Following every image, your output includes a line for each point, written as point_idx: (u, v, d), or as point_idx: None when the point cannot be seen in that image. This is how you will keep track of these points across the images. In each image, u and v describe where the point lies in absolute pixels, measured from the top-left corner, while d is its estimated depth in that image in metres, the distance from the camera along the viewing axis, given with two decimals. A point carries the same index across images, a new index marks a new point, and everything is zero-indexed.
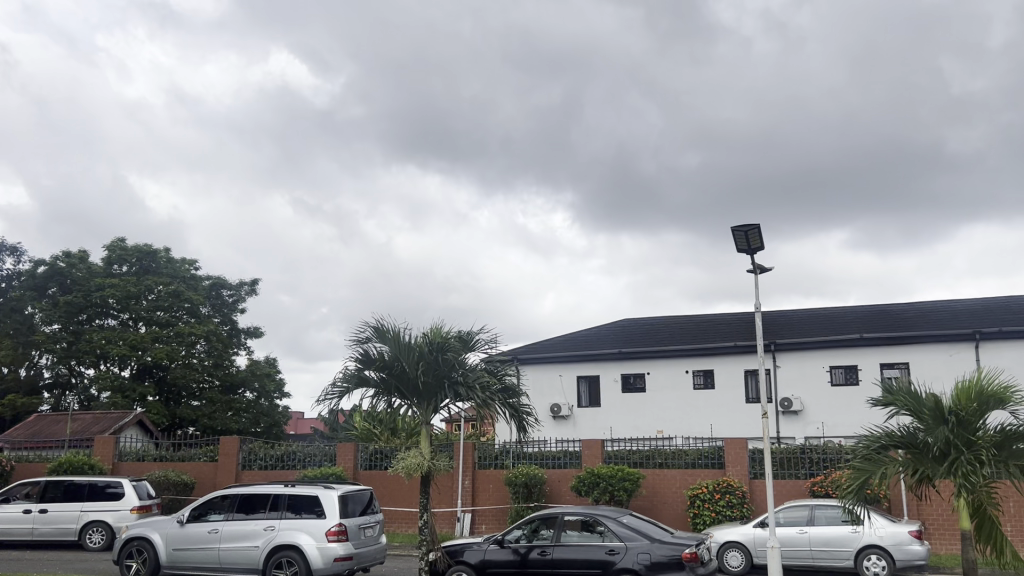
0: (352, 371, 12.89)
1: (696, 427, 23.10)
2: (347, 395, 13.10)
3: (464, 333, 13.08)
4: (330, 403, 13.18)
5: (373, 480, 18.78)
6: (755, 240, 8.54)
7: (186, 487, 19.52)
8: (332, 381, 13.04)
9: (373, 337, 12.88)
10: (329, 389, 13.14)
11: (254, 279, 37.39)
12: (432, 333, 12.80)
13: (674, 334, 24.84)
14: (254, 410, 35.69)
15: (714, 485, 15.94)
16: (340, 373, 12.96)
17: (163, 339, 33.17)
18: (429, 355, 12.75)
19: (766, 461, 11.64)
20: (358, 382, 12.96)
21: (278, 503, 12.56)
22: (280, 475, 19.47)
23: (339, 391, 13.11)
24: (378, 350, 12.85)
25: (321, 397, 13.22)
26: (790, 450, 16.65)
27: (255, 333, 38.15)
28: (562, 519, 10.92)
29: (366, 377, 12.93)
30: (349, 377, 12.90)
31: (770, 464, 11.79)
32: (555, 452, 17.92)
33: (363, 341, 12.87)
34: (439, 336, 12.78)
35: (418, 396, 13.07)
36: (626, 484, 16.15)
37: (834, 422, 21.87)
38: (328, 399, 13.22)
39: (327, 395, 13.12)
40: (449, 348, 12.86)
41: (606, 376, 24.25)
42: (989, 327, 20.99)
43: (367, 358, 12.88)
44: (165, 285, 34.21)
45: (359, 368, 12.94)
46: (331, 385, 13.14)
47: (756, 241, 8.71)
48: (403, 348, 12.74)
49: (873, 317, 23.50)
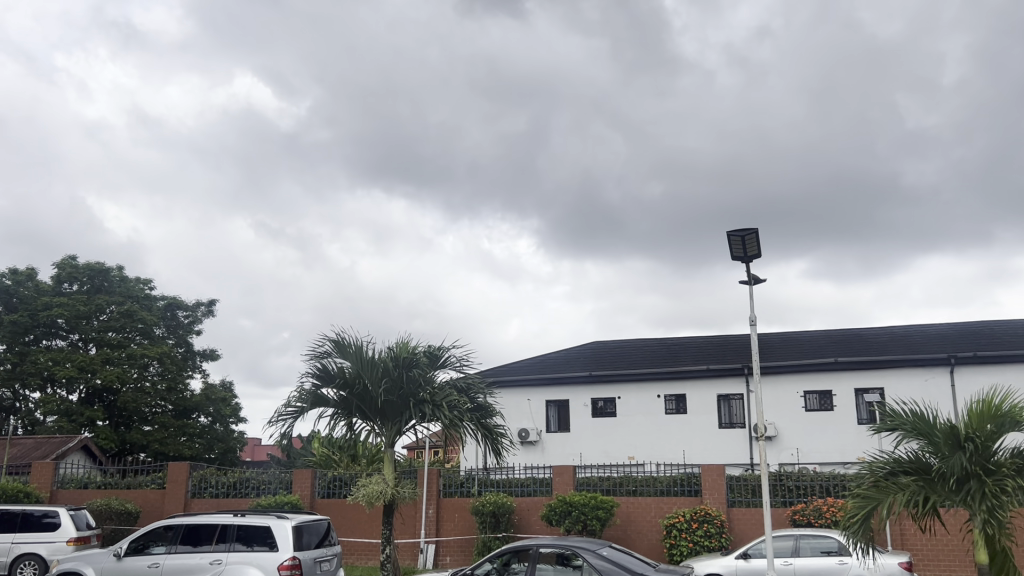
0: (308, 389, 12.02)
1: (669, 453, 22.42)
2: (303, 415, 12.21)
3: (433, 349, 12.36)
4: (285, 423, 12.28)
5: (331, 510, 17.73)
6: (753, 246, 7.86)
7: (131, 516, 18.28)
8: (286, 401, 12.18)
9: (333, 352, 12.07)
10: (284, 408, 12.26)
11: (212, 299, 36.11)
12: (397, 348, 12.03)
13: (645, 358, 24.22)
14: (208, 436, 34.23)
15: (691, 513, 15.22)
16: (295, 392, 12.08)
17: (114, 360, 31.74)
18: (395, 372, 11.97)
19: (764, 488, 10.54)
20: (316, 402, 12.10)
21: (226, 535, 11.57)
22: (232, 503, 18.32)
23: (295, 411, 12.23)
24: (338, 365, 12.04)
25: (275, 417, 12.35)
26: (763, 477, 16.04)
27: (211, 356, 36.76)
28: (537, 552, 10.07)
29: (325, 396, 12.08)
30: (305, 397, 12.01)
31: (769, 492, 10.70)
32: (523, 480, 17.09)
33: (321, 355, 12.06)
34: (405, 351, 12.03)
35: (381, 417, 12.24)
36: (599, 513, 15.35)
37: (809, 448, 21.32)
38: (282, 419, 12.34)
39: (281, 415, 12.22)
40: (416, 365, 12.09)
41: (576, 401, 23.52)
42: (963, 352, 20.69)
43: (326, 374, 12.05)
44: (117, 305, 32.83)
45: (316, 386, 12.08)
46: (285, 404, 12.26)
47: (753, 251, 8.13)
48: (366, 364, 11.97)
49: (844, 341, 23.13)
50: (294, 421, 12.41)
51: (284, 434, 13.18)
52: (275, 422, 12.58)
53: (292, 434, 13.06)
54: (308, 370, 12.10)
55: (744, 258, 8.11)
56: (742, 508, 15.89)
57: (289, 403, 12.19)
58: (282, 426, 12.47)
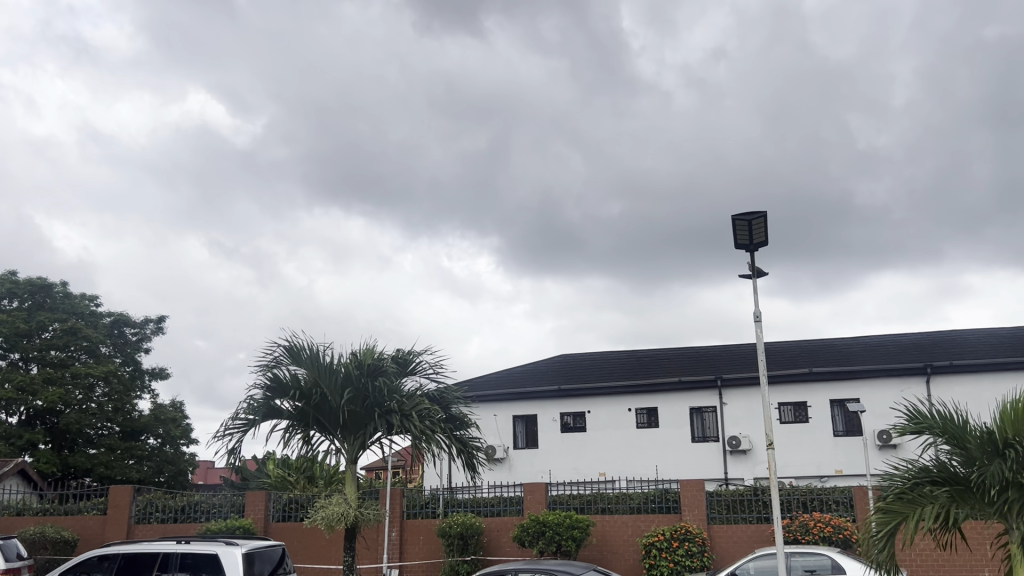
0: (258, 401, 11.00)
1: (641, 469, 21.64)
2: (252, 429, 11.19)
3: (401, 353, 11.47)
4: (232, 439, 11.25)
5: (286, 535, 16.57)
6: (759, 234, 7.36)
7: (68, 545, 16.92)
8: (235, 413, 11.17)
9: (287, 359, 11.09)
10: (232, 421, 11.22)
11: (161, 315, 34.58)
12: (361, 354, 11.12)
13: (614, 370, 23.51)
14: (157, 458, 32.58)
15: (671, 531, 14.42)
16: (244, 403, 11.05)
17: (57, 380, 30.11)
18: (359, 379, 11.05)
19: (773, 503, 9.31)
20: (267, 414, 11.09)
21: (168, 563, 10.48)
22: (178, 529, 17.03)
23: (244, 425, 11.20)
24: (292, 374, 11.06)
25: (222, 432, 11.31)
26: (738, 492, 15.33)
27: (161, 374, 35.16)
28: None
29: (277, 408, 11.07)
30: (255, 409, 10.97)
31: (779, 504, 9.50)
32: (492, 499, 16.15)
33: (274, 362, 11.05)
34: (370, 357, 11.12)
35: (342, 430, 11.25)
36: (575, 532, 14.47)
37: (784, 462, 20.72)
38: (230, 434, 11.29)
39: (227, 429, 11.17)
40: (382, 371, 11.18)
41: (545, 416, 22.65)
42: (939, 361, 20.30)
43: (278, 385, 11.04)
44: (60, 322, 31.18)
45: (267, 397, 11.07)
46: (233, 418, 11.23)
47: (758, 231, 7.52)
48: (326, 372, 11.05)
49: (816, 351, 22.66)
50: (243, 436, 11.37)
51: (233, 452, 12.12)
52: (222, 438, 11.52)
53: (240, 451, 11.99)
54: (258, 379, 11.10)
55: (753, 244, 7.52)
56: (725, 525, 15.14)
57: (237, 416, 11.16)
58: (230, 442, 11.42)
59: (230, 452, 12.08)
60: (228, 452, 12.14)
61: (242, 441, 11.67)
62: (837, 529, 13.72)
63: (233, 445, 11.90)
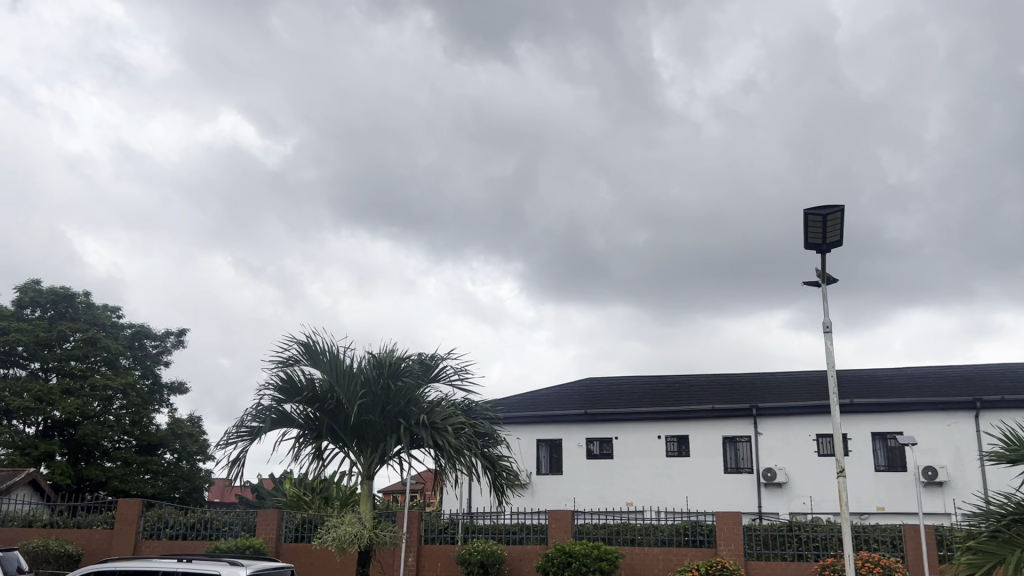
0: (268, 406, 10.35)
1: (671, 500, 20.65)
2: (258, 437, 10.52)
3: (424, 358, 10.80)
4: (239, 447, 10.57)
5: (298, 556, 15.79)
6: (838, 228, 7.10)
7: (71, 559, 16.26)
8: (241, 419, 10.50)
9: (302, 359, 10.46)
10: (238, 429, 10.55)
11: (182, 328, 34.18)
12: (381, 358, 10.46)
13: (642, 395, 22.60)
14: (172, 474, 31.93)
15: (706, 567, 13.50)
16: (252, 409, 10.39)
17: (75, 392, 29.69)
18: (378, 385, 10.38)
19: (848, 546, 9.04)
20: (277, 421, 10.43)
21: None
22: (186, 546, 16.29)
23: (251, 432, 10.52)
24: (306, 377, 10.40)
25: (227, 440, 10.64)
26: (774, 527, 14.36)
27: (180, 389, 34.67)
28: None
29: (288, 414, 10.41)
30: (264, 415, 10.29)
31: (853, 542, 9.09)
32: (513, 526, 15.32)
33: (287, 364, 10.43)
34: (391, 360, 10.46)
35: (357, 441, 10.54)
36: (602, 564, 13.57)
37: (822, 497, 19.66)
38: (235, 443, 10.62)
39: (232, 437, 10.51)
40: (404, 377, 10.49)
41: (570, 441, 21.78)
42: (989, 395, 19.21)
43: (290, 387, 10.39)
44: (81, 332, 30.82)
45: (278, 402, 10.41)
46: (240, 424, 10.56)
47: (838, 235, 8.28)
48: (342, 376, 10.40)
49: (858, 382, 21.64)
50: (249, 445, 10.69)
51: (239, 463, 11.42)
52: (227, 446, 10.85)
53: (245, 461, 11.29)
54: (269, 382, 10.46)
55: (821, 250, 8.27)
56: (763, 561, 14.17)
57: (243, 422, 10.50)
58: (236, 451, 10.75)
59: (236, 463, 11.38)
60: (232, 463, 11.45)
61: (248, 450, 10.99)
62: (886, 570, 12.70)
63: (239, 455, 11.22)
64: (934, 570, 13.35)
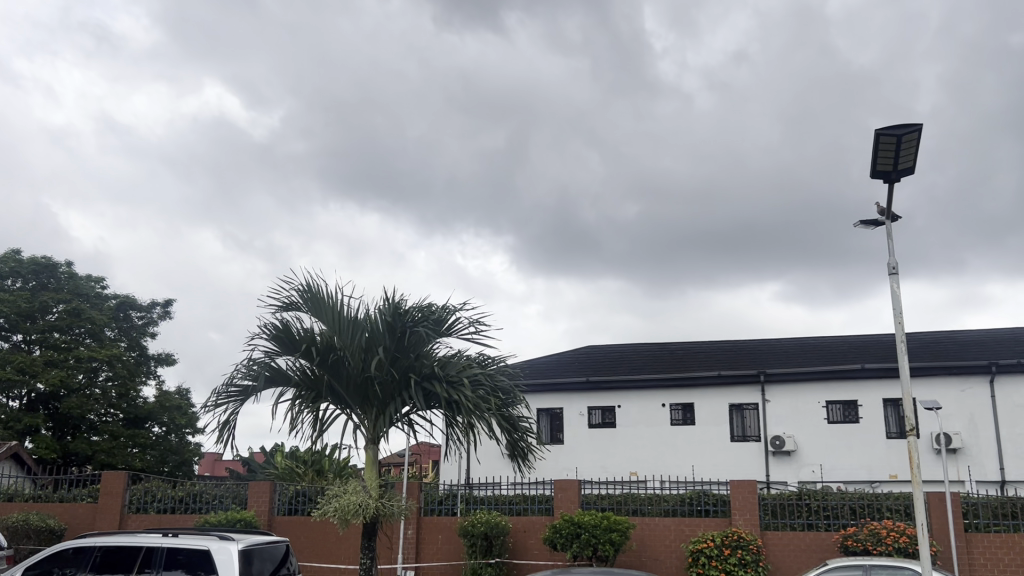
0: (261, 361, 9.62)
1: (675, 468, 20.08)
2: (250, 396, 9.77)
3: (436, 309, 9.92)
4: (229, 408, 9.82)
5: (291, 530, 15.11)
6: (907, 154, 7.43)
7: (53, 535, 15.53)
8: (231, 377, 9.73)
9: (297, 311, 9.72)
10: (227, 387, 9.78)
11: (169, 299, 33.25)
12: (386, 306, 9.68)
13: (645, 362, 21.97)
14: (160, 447, 31.12)
15: (722, 538, 12.85)
16: (243, 365, 9.65)
17: (59, 364, 28.76)
18: (382, 335, 9.67)
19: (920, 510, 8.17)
20: (271, 377, 9.72)
21: (153, 558, 9.03)
22: (176, 521, 15.58)
23: (241, 391, 9.76)
24: (304, 329, 9.67)
25: (215, 400, 9.87)
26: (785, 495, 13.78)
27: (168, 360, 33.82)
28: None
29: (283, 369, 9.70)
30: (256, 372, 9.57)
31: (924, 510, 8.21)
32: (515, 497, 14.66)
33: (282, 315, 9.68)
34: (396, 311, 9.71)
35: (361, 401, 9.83)
36: (613, 536, 12.91)
37: (833, 464, 19.13)
38: (224, 404, 9.87)
39: (220, 397, 9.75)
40: (411, 329, 9.75)
41: (571, 409, 21.14)
42: (1005, 359, 18.61)
43: (285, 338, 9.66)
44: (64, 303, 29.83)
45: (271, 356, 9.69)
46: (228, 383, 9.78)
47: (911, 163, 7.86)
48: (343, 328, 9.66)
49: (867, 347, 21.06)
50: (239, 406, 9.93)
51: (228, 428, 10.62)
52: (215, 407, 10.09)
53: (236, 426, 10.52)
54: (262, 334, 9.72)
55: (887, 181, 7.81)
56: (779, 531, 13.55)
57: (232, 381, 9.74)
58: (225, 412, 10.00)
59: (225, 427, 10.60)
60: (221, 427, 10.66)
61: (236, 412, 10.22)
62: (914, 539, 12.09)
63: (227, 417, 10.45)
64: (960, 538, 12.76)
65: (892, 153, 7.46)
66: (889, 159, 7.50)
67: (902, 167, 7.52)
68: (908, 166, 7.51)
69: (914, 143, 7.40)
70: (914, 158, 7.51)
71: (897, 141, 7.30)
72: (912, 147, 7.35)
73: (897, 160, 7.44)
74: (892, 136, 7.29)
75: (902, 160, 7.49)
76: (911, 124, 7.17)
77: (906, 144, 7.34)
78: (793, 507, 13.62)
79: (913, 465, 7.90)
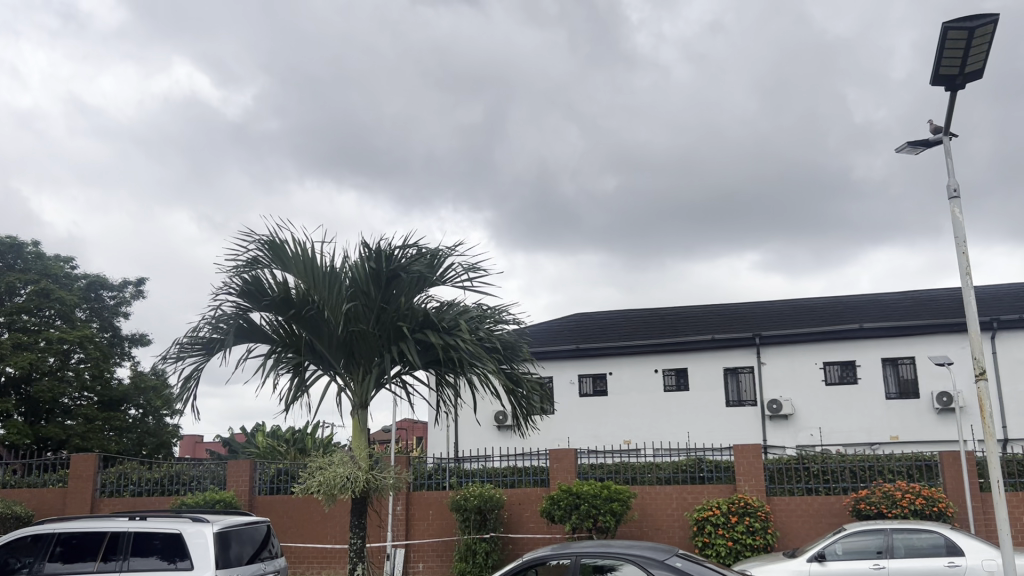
0: (228, 316, 8.84)
1: (670, 435, 19.51)
2: (217, 355, 9.01)
3: (425, 253, 9.09)
4: (194, 367, 9.06)
5: (274, 509, 14.34)
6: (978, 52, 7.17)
7: (21, 521, 14.69)
8: (194, 332, 8.93)
9: (269, 258, 8.91)
10: (190, 345, 8.99)
11: (141, 278, 32.12)
12: (370, 255, 8.88)
13: (635, 328, 21.31)
14: (138, 430, 30.16)
15: (728, 504, 12.25)
16: (206, 321, 8.84)
17: (28, 346, 27.68)
18: (367, 285, 8.91)
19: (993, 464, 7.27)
20: (240, 334, 8.98)
21: (119, 545, 8.25)
22: (153, 503, 14.76)
23: (207, 348, 8.98)
24: (279, 279, 8.88)
25: (178, 360, 9.09)
26: (791, 458, 13.20)
27: (143, 341, 32.73)
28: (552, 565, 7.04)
29: (254, 324, 8.98)
30: (222, 328, 8.79)
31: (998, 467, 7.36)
32: (507, 469, 13.98)
33: (253, 263, 8.87)
34: (384, 260, 8.88)
35: (345, 361, 9.14)
36: (614, 506, 12.29)
37: (832, 427, 18.64)
38: (189, 363, 9.09)
39: (184, 356, 8.97)
40: (399, 278, 8.97)
41: (561, 378, 20.50)
42: (1007, 314, 18.11)
43: (257, 289, 8.87)
44: (32, 284, 28.68)
45: (242, 310, 8.93)
46: (193, 341, 8.99)
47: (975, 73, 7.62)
48: (321, 277, 8.88)
49: (863, 306, 20.51)
50: (204, 365, 9.17)
51: (193, 387, 9.85)
52: (179, 366, 9.32)
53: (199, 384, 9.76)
54: (227, 287, 8.90)
55: (950, 87, 7.53)
56: (786, 496, 12.97)
57: (196, 339, 8.93)
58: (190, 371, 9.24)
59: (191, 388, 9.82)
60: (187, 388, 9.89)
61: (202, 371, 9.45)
62: (929, 501, 11.55)
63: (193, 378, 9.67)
64: (974, 498, 12.28)
65: (960, 52, 7.18)
66: (956, 59, 7.25)
67: (969, 68, 7.24)
68: (973, 69, 7.25)
69: (983, 42, 7.13)
70: (980, 61, 7.27)
71: (969, 36, 7.04)
72: (982, 45, 7.12)
73: (965, 59, 7.18)
74: (963, 29, 6.99)
75: (972, 61, 7.23)
76: (987, 16, 6.90)
77: (977, 39, 7.06)
78: (800, 471, 13.05)
79: (985, 415, 7.17)
